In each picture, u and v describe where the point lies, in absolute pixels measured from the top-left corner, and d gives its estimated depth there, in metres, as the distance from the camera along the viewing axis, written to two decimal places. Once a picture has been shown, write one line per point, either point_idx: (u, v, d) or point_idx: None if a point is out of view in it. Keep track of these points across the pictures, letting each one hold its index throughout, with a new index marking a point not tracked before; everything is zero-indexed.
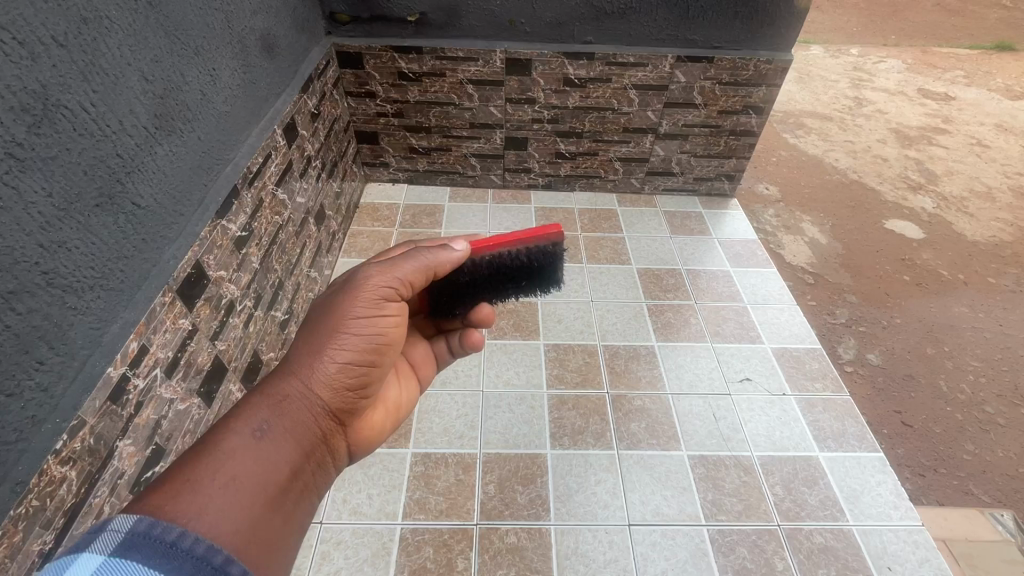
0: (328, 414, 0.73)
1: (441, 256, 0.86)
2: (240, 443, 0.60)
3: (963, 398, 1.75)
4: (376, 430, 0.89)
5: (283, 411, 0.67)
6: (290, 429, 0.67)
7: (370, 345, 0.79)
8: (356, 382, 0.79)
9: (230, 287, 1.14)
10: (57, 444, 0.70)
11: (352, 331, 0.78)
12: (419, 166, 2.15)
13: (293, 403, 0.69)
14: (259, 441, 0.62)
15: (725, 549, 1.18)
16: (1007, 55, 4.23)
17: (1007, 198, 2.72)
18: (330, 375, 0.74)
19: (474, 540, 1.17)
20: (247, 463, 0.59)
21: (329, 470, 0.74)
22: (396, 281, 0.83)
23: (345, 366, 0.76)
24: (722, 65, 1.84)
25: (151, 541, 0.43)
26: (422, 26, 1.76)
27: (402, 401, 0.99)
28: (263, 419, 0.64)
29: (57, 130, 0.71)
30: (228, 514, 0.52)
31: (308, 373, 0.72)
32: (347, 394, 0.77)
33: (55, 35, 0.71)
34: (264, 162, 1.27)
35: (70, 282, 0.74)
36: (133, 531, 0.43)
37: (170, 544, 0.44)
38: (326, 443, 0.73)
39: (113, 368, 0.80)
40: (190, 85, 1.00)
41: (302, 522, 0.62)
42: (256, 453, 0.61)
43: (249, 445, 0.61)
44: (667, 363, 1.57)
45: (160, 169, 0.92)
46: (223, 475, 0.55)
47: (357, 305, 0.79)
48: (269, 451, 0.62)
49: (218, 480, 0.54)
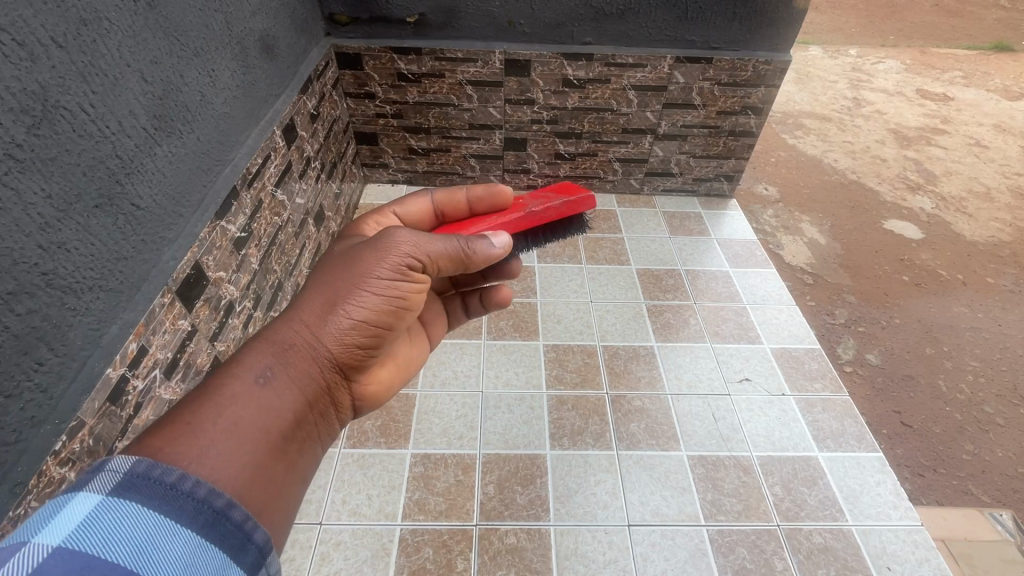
0: (334, 368, 0.73)
1: (476, 247, 0.80)
2: (242, 389, 0.60)
3: (963, 398, 1.76)
4: (386, 384, 0.89)
5: (288, 360, 0.67)
6: (293, 379, 0.66)
7: (387, 308, 0.76)
8: (370, 342, 0.77)
9: (229, 288, 1.14)
10: (56, 445, 0.70)
11: (372, 293, 0.75)
12: (419, 166, 2.15)
13: (299, 352, 0.68)
14: (260, 389, 0.62)
15: (725, 549, 1.18)
16: (1005, 55, 4.25)
17: (1006, 198, 2.72)
18: (343, 332, 0.72)
19: (474, 540, 1.17)
20: (248, 410, 0.59)
21: (331, 421, 0.74)
22: (425, 255, 0.77)
23: (360, 326, 0.74)
24: (721, 66, 1.84)
25: (150, 483, 0.44)
26: (421, 27, 1.76)
27: (412, 359, 0.98)
28: (267, 365, 0.64)
29: (56, 131, 0.72)
30: (228, 460, 0.53)
31: (319, 326, 0.71)
32: (358, 352, 0.75)
33: (54, 36, 0.72)
34: (264, 163, 1.27)
35: (70, 284, 0.74)
36: (132, 472, 0.44)
37: (171, 485, 0.44)
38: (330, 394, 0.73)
39: (112, 369, 0.80)
40: (190, 86, 1.00)
41: (301, 471, 0.63)
42: (258, 400, 0.61)
43: (251, 392, 0.61)
44: (667, 363, 1.57)
45: (160, 170, 0.92)
46: (224, 421, 0.55)
47: (380, 269, 0.75)
48: (271, 398, 0.62)
49: (219, 426, 0.54)
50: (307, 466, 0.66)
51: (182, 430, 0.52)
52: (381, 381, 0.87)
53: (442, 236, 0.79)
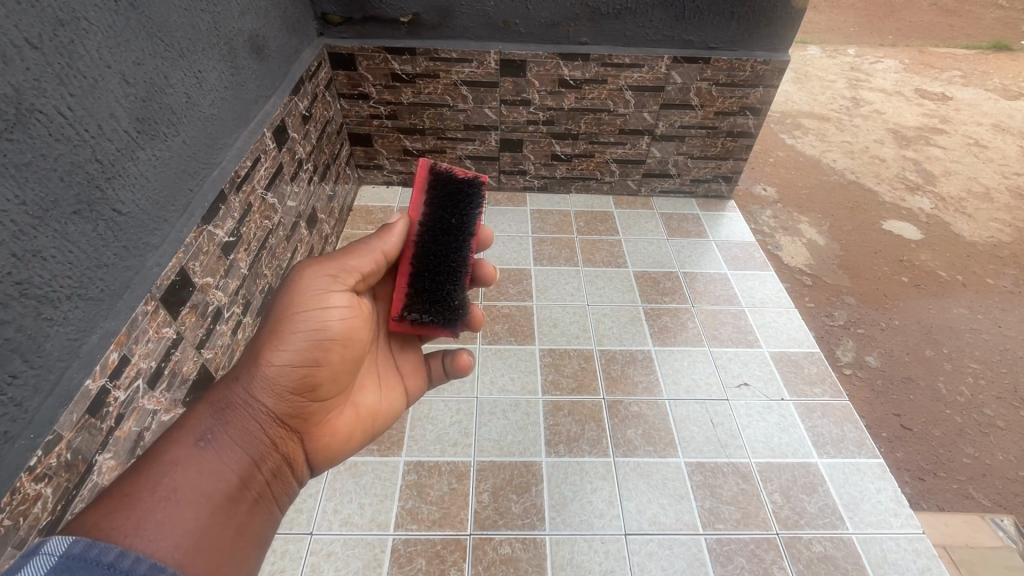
0: (277, 422, 0.74)
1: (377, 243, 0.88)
2: (182, 454, 0.63)
3: (963, 400, 1.74)
4: (349, 434, 0.88)
5: (228, 418, 0.69)
6: (235, 437, 0.69)
7: (319, 344, 0.78)
8: (309, 386, 0.77)
9: (217, 295, 1.12)
10: (30, 461, 0.68)
11: (299, 328, 0.77)
12: (413, 168, 2.13)
13: (237, 412, 0.70)
14: (201, 451, 0.64)
15: (723, 559, 1.16)
16: (1004, 55, 4.23)
17: (1006, 198, 2.71)
18: (277, 382, 0.74)
19: (468, 550, 1.15)
20: (188, 472, 0.61)
21: (286, 477, 0.76)
22: (338, 271, 0.83)
23: (294, 371, 0.75)
24: (719, 66, 1.82)
25: (86, 564, 0.45)
26: (415, 27, 1.73)
27: (380, 407, 0.95)
28: (207, 428, 0.67)
29: (31, 135, 0.69)
30: (169, 526, 0.55)
31: (254, 385, 0.72)
32: (300, 397, 0.77)
33: (29, 37, 0.69)
34: (253, 165, 1.25)
35: (46, 293, 0.71)
36: (66, 554, 0.45)
37: (108, 566, 0.46)
38: (279, 449, 0.75)
39: (91, 381, 0.78)
40: (174, 88, 0.98)
41: (251, 529, 0.65)
42: (198, 461, 0.63)
43: (190, 455, 0.63)
44: (664, 367, 1.55)
45: (143, 174, 0.90)
46: (163, 489, 0.58)
47: (300, 300, 0.79)
48: (211, 458, 0.65)
49: (156, 494, 0.57)
50: (261, 526, 0.67)
51: (119, 504, 0.54)
52: (342, 430, 0.86)
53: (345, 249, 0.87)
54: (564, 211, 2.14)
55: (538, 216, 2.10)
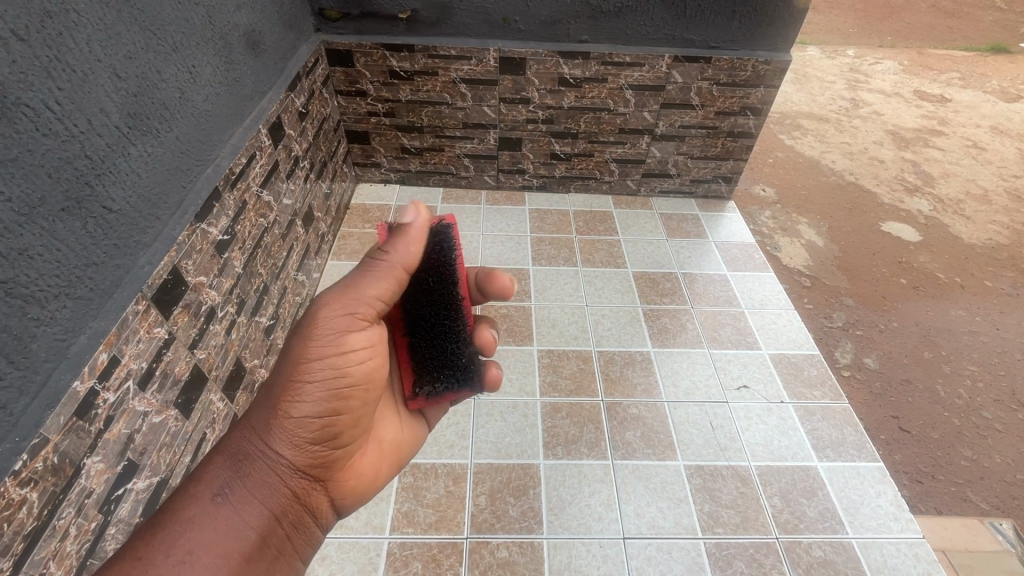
0: (298, 470, 0.76)
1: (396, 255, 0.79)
2: (198, 511, 0.67)
3: (961, 403, 1.73)
4: (375, 469, 0.90)
5: (245, 470, 0.72)
6: (251, 490, 0.72)
7: (335, 389, 0.75)
8: (323, 433, 0.77)
9: (210, 294, 1.09)
10: (15, 466, 0.65)
11: (314, 377, 0.74)
12: (411, 166, 2.11)
13: (253, 461, 0.72)
14: (219, 505, 0.69)
15: (722, 564, 1.15)
16: (1002, 57, 4.24)
17: (1004, 200, 2.71)
18: (292, 433, 0.74)
19: (464, 554, 1.14)
20: (205, 532, 0.66)
21: (311, 520, 0.79)
22: (355, 304, 0.77)
23: (311, 420, 0.75)
24: (720, 65, 1.81)
25: None
26: (413, 23, 1.71)
27: (402, 440, 0.98)
28: (225, 482, 0.70)
29: (17, 130, 0.67)
30: None
31: (269, 437, 0.73)
32: (321, 444, 0.77)
33: (15, 29, 0.67)
34: (248, 162, 1.23)
35: (32, 292, 0.69)
36: None
37: None
38: (302, 495, 0.77)
39: (80, 382, 0.76)
40: (167, 83, 0.96)
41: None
42: (214, 518, 0.68)
43: (208, 512, 0.68)
44: (663, 369, 1.54)
45: (134, 171, 0.88)
46: (179, 552, 0.63)
47: (319, 351, 0.74)
48: (228, 515, 0.69)
49: (170, 557, 0.62)
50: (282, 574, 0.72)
51: (134, 565, 0.60)
52: (367, 470, 0.89)
53: (359, 274, 0.78)
54: (563, 210, 2.12)
55: (537, 215, 2.08)
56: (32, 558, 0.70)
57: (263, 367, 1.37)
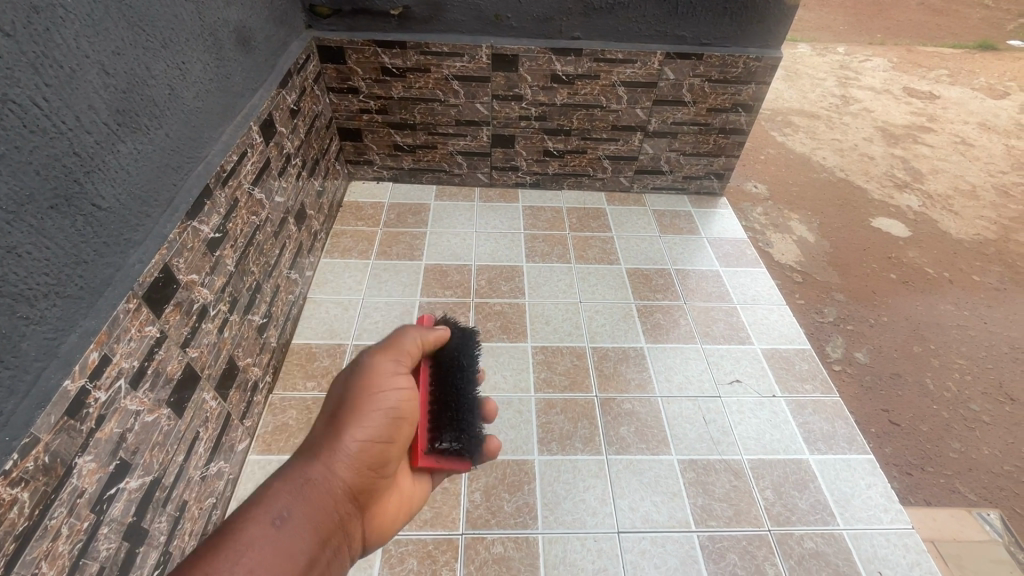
0: (347, 496, 0.75)
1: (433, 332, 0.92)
2: (260, 533, 0.64)
3: (950, 396, 1.76)
4: (394, 521, 0.86)
5: (305, 493, 0.71)
6: (309, 513, 0.69)
7: (388, 420, 0.80)
8: (374, 460, 0.79)
9: (202, 292, 1.09)
10: (6, 466, 0.65)
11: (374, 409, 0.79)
12: (404, 163, 2.10)
13: (313, 485, 0.72)
14: (278, 528, 0.66)
15: (716, 556, 1.16)
16: (990, 54, 4.28)
17: (991, 196, 2.74)
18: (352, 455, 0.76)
19: (460, 550, 1.14)
20: (265, 552, 0.63)
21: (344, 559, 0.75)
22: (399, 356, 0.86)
23: (367, 445, 0.78)
24: (712, 62, 1.81)
25: None
26: (405, 20, 1.71)
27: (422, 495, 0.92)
28: (283, 506, 0.68)
29: (4, 126, 0.66)
30: None
31: (331, 459, 0.75)
32: (371, 472, 0.78)
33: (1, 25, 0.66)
34: (239, 160, 1.22)
35: (21, 291, 0.69)
36: None
37: None
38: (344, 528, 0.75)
39: (71, 381, 0.75)
40: (156, 79, 0.95)
41: None
42: (275, 542, 0.64)
43: (267, 533, 0.64)
44: (656, 365, 1.55)
45: (124, 168, 0.87)
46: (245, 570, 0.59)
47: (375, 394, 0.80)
48: (286, 537, 0.66)
49: None
50: None
51: None
52: (390, 516, 0.85)
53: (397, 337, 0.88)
54: (556, 207, 2.12)
55: (530, 212, 2.08)
56: (24, 559, 0.69)
57: (257, 366, 1.36)
